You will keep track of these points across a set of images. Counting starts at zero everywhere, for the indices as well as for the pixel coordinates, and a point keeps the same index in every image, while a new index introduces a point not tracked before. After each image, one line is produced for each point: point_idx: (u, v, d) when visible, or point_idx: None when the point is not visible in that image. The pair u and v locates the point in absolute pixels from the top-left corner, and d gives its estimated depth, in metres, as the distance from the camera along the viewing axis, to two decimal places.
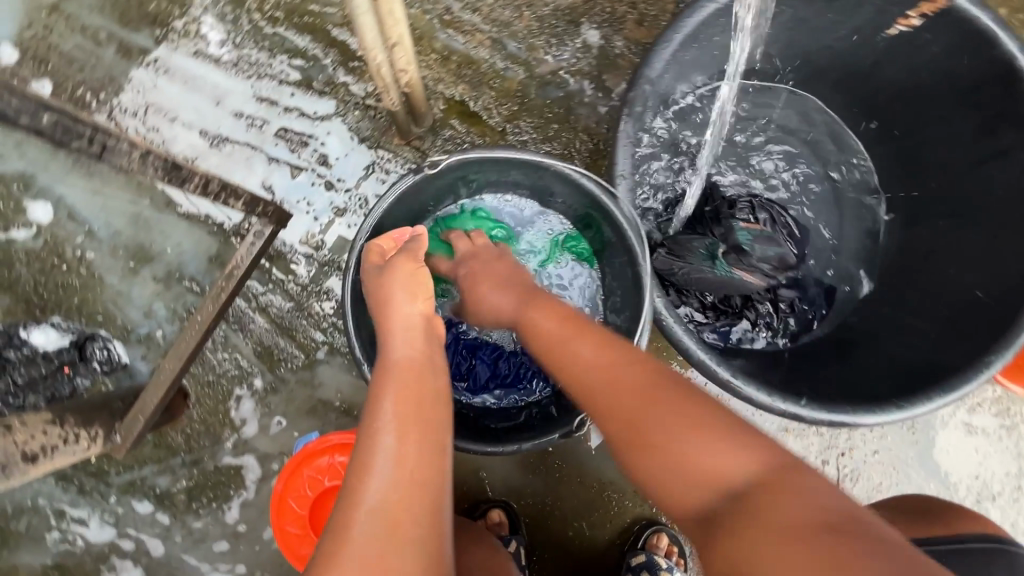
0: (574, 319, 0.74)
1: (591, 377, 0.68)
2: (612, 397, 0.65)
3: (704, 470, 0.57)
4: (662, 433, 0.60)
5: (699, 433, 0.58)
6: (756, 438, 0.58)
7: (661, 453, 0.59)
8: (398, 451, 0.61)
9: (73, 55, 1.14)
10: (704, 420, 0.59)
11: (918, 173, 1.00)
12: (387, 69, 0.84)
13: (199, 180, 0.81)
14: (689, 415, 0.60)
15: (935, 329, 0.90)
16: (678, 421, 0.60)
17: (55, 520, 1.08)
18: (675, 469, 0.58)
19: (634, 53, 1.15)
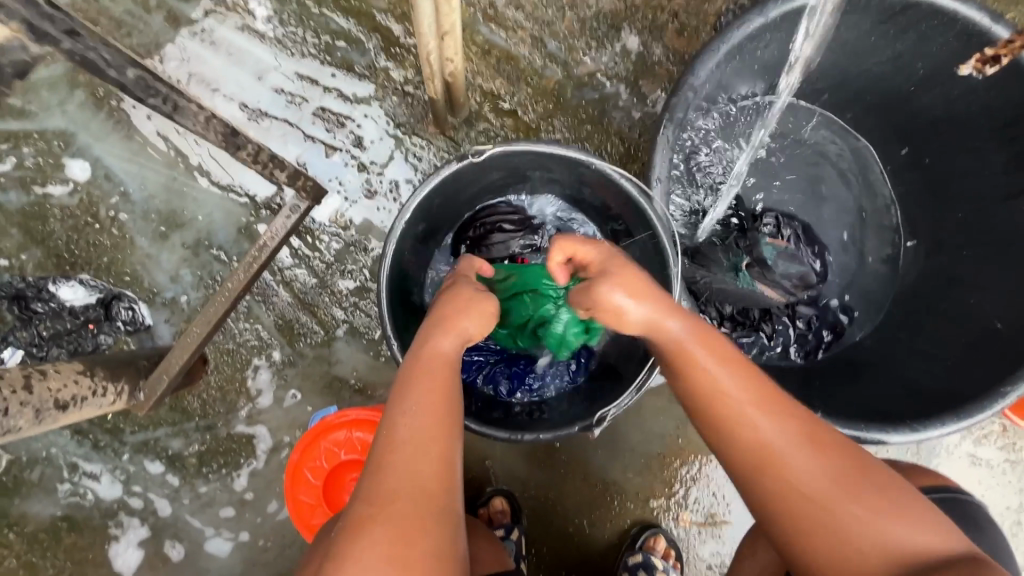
0: (713, 343, 0.63)
1: (740, 414, 0.58)
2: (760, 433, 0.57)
3: (880, 542, 0.51)
4: (823, 484, 0.54)
5: (870, 498, 0.53)
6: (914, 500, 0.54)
7: (833, 522, 0.53)
8: (426, 431, 0.60)
9: (123, 19, 1.16)
10: (867, 480, 0.54)
11: (947, 203, 1.01)
12: (435, 57, 0.86)
13: (251, 149, 0.84)
14: (847, 466, 0.55)
15: (951, 357, 0.91)
16: (845, 484, 0.54)
17: (68, 472, 1.10)
18: (827, 525, 0.53)
19: (672, 62, 1.16)
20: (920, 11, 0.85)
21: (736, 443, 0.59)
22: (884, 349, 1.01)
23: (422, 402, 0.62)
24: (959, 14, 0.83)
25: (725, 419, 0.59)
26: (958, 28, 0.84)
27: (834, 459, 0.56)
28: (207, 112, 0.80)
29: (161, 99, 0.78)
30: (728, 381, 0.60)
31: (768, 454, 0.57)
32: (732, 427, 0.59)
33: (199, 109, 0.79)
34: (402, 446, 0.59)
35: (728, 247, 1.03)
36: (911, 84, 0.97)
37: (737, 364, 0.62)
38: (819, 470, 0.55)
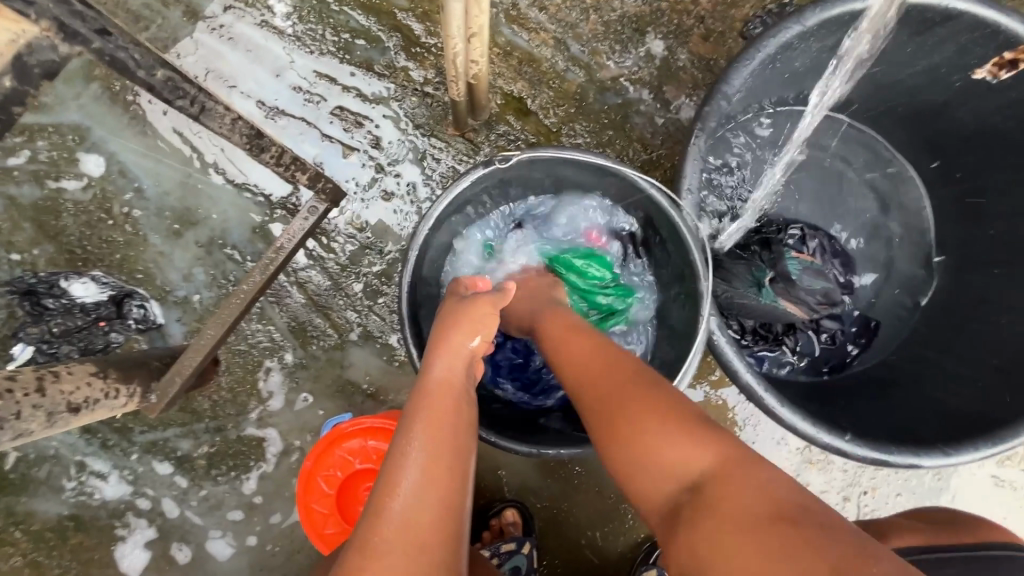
0: (577, 329, 0.74)
1: (571, 369, 0.69)
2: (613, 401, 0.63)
3: (666, 464, 0.56)
4: (627, 417, 0.60)
5: (662, 421, 0.58)
6: (703, 428, 0.56)
7: (633, 445, 0.59)
8: (430, 466, 0.59)
9: (140, 13, 1.14)
10: (667, 408, 0.59)
11: (978, 219, 0.99)
12: (460, 60, 0.84)
13: (277, 151, 0.82)
14: (676, 421, 0.58)
15: (982, 377, 0.89)
16: (641, 410, 0.60)
17: (75, 471, 1.08)
18: (625, 452, 0.59)
19: (697, 68, 1.14)
20: (960, 23, 0.83)
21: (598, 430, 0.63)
22: (911, 368, 0.99)
23: (431, 430, 0.62)
24: (1002, 26, 0.80)
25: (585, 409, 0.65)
26: (1000, 40, 0.82)
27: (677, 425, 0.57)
28: (234, 113, 0.78)
29: (189, 99, 0.74)
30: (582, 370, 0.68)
31: (617, 435, 0.60)
32: (577, 381, 0.68)
33: (227, 111, 0.77)
34: (407, 488, 0.57)
35: (751, 260, 0.97)
36: (945, 96, 0.94)
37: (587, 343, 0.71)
38: (648, 427, 0.58)
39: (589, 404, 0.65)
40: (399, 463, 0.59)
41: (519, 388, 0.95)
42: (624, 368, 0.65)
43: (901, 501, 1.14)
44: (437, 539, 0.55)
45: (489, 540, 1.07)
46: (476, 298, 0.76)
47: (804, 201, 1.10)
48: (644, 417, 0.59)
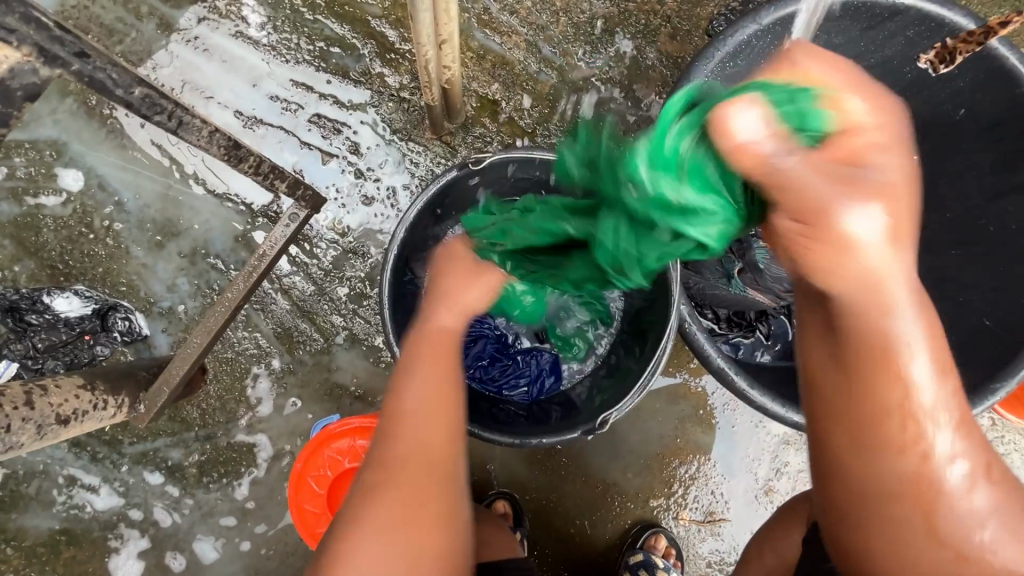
0: (929, 322, 0.53)
1: (897, 387, 0.52)
2: (960, 492, 0.53)
3: (958, 527, 0.53)
4: (939, 461, 0.53)
5: (976, 482, 0.53)
6: (1007, 497, 0.55)
7: (925, 497, 0.54)
8: (426, 410, 0.68)
9: (114, 27, 1.14)
10: (980, 467, 0.54)
11: (936, 203, 1.04)
12: (433, 66, 0.86)
13: (255, 160, 0.80)
14: (1016, 526, 0.54)
15: (942, 353, 0.94)
16: (965, 461, 0.54)
17: (65, 485, 1.08)
18: (911, 502, 0.54)
19: (665, 66, 1.17)
20: (908, 17, 0.88)
21: (914, 498, 0.54)
22: None
23: (413, 403, 0.68)
24: (946, 19, 0.85)
25: (921, 478, 0.53)
26: (944, 33, 0.87)
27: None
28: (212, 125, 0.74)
29: (165, 115, 0.71)
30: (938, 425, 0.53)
31: (945, 529, 0.54)
32: (887, 396, 0.53)
33: (204, 124, 0.74)
34: (405, 425, 0.67)
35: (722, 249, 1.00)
36: (899, 87, 0.99)
37: (940, 373, 0.53)
38: (999, 540, 0.53)
39: (921, 475, 0.53)
40: (392, 447, 0.66)
41: (494, 386, 0.96)
42: (962, 403, 0.54)
43: None
44: (428, 472, 0.65)
45: None
46: (458, 277, 0.75)
47: None
48: (1002, 528, 0.53)
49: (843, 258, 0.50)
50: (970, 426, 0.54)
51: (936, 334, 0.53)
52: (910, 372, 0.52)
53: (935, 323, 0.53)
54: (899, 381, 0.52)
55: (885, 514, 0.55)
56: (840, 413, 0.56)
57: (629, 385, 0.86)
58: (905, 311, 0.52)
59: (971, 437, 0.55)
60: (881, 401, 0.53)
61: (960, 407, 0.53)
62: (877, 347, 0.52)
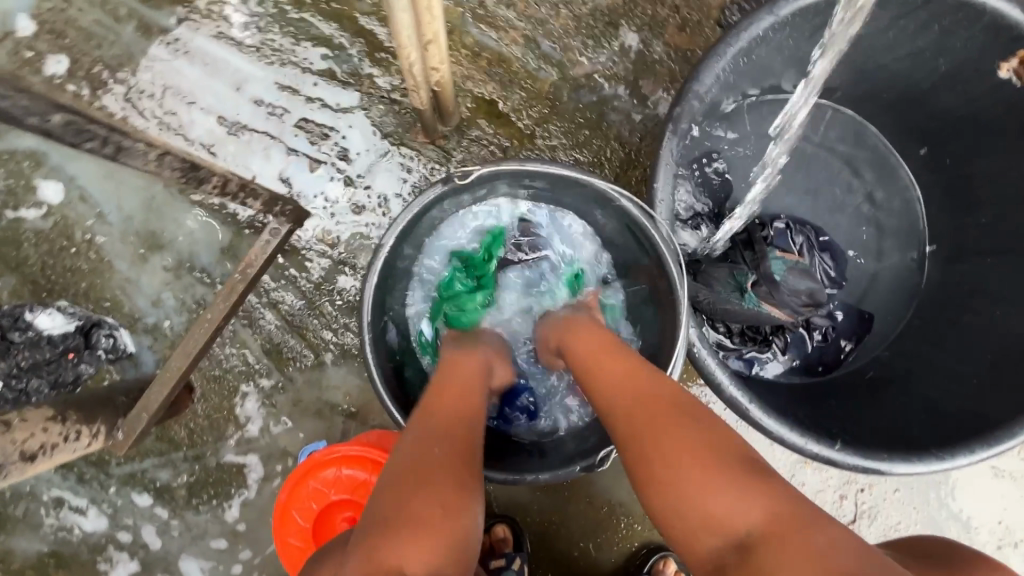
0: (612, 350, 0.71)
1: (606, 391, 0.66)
2: (688, 440, 0.56)
3: (686, 501, 0.53)
4: (651, 431, 0.59)
5: (683, 451, 0.55)
6: (730, 473, 0.53)
7: (653, 474, 0.56)
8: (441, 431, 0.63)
9: (91, 31, 1.09)
10: (676, 436, 0.57)
11: (970, 207, 0.95)
12: (418, 69, 0.80)
13: (217, 180, 0.74)
14: (714, 492, 0.52)
15: (975, 373, 0.86)
16: (666, 439, 0.57)
17: (53, 507, 1.05)
18: (648, 481, 0.57)
19: (674, 60, 1.09)
20: (943, 4, 0.79)
21: (651, 488, 0.56)
22: (904, 364, 0.96)
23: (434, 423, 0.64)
24: (985, 6, 0.77)
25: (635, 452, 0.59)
26: (985, 22, 0.78)
27: (693, 458, 0.55)
28: (159, 149, 0.67)
29: (99, 141, 0.61)
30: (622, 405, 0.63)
31: (674, 501, 0.54)
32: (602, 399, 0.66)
33: (149, 148, 0.66)
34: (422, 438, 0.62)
35: (733, 261, 0.93)
36: (931, 81, 0.90)
37: (641, 382, 0.64)
38: (717, 505, 0.52)
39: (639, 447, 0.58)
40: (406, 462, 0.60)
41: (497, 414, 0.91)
42: (663, 394, 0.62)
43: (898, 497, 1.12)
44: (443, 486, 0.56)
45: (479, 557, 1.04)
46: (491, 340, 0.85)
47: (792, 199, 1.06)
48: (719, 493, 0.52)
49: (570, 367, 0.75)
50: (671, 411, 0.60)
51: (623, 357, 0.69)
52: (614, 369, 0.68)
53: (609, 349, 0.71)
54: (610, 391, 0.65)
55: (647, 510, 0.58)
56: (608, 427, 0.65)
57: None
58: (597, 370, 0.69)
59: (686, 419, 0.58)
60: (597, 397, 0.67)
61: (659, 395, 0.62)
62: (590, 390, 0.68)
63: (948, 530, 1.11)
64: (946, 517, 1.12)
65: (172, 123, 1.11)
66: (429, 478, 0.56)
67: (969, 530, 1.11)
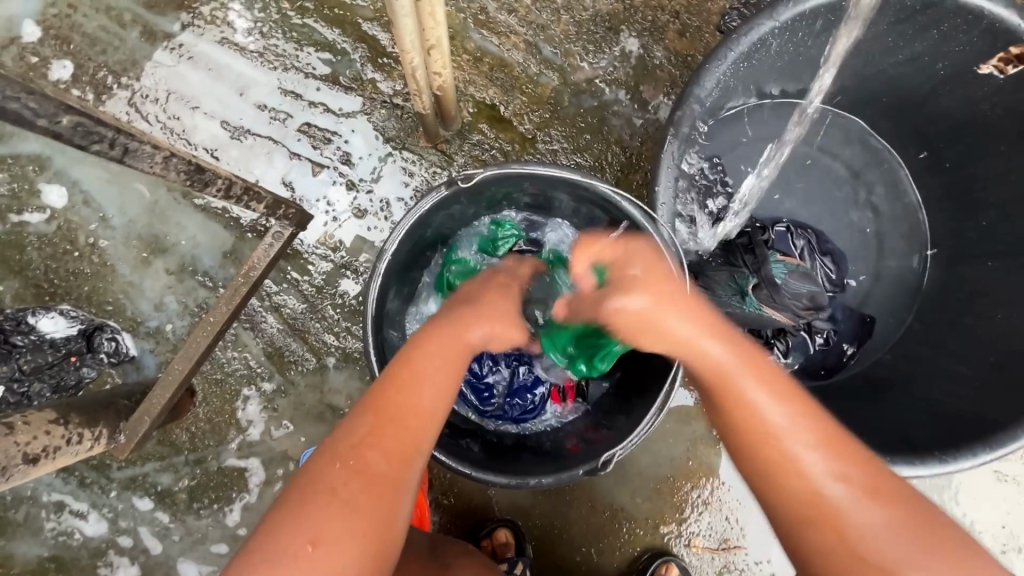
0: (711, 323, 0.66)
1: (716, 373, 0.63)
2: (827, 434, 0.59)
3: (818, 493, 0.57)
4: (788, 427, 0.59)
5: (819, 445, 0.58)
6: (864, 470, 0.58)
7: (786, 468, 0.58)
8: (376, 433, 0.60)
9: (96, 36, 1.10)
10: (815, 428, 0.59)
11: (969, 210, 0.96)
12: (421, 73, 0.81)
13: (223, 183, 0.71)
14: (856, 482, 0.57)
15: (977, 376, 0.87)
16: (806, 434, 0.59)
17: (54, 512, 1.05)
18: (778, 469, 0.58)
19: (674, 65, 1.10)
20: (943, 9, 0.80)
21: (783, 479, 0.58)
22: (905, 367, 0.96)
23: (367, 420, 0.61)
24: (985, 11, 0.77)
25: (785, 470, 0.58)
26: (982, 26, 0.78)
27: (877, 498, 0.56)
28: (166, 149, 0.64)
29: (106, 142, 0.59)
30: (778, 415, 0.59)
31: (806, 492, 0.57)
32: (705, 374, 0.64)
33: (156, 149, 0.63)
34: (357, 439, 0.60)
35: (734, 265, 0.93)
36: (930, 85, 0.91)
37: (760, 368, 0.63)
38: (857, 500, 0.56)
39: (770, 441, 0.59)
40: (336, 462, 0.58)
41: (514, 422, 0.92)
42: (787, 387, 0.61)
43: None
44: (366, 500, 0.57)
45: None
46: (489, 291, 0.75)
47: (792, 203, 1.06)
48: (854, 490, 0.56)
49: (660, 339, 0.68)
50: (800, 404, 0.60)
51: (727, 336, 0.65)
52: (710, 351, 0.64)
53: (713, 323, 0.66)
54: (725, 377, 0.62)
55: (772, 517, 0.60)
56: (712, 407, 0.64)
57: (635, 418, 0.80)
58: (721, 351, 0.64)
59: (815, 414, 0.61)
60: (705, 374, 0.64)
61: (778, 383, 0.62)
62: (713, 374, 0.63)
63: None
64: None
65: (176, 128, 1.11)
66: (315, 498, 0.56)
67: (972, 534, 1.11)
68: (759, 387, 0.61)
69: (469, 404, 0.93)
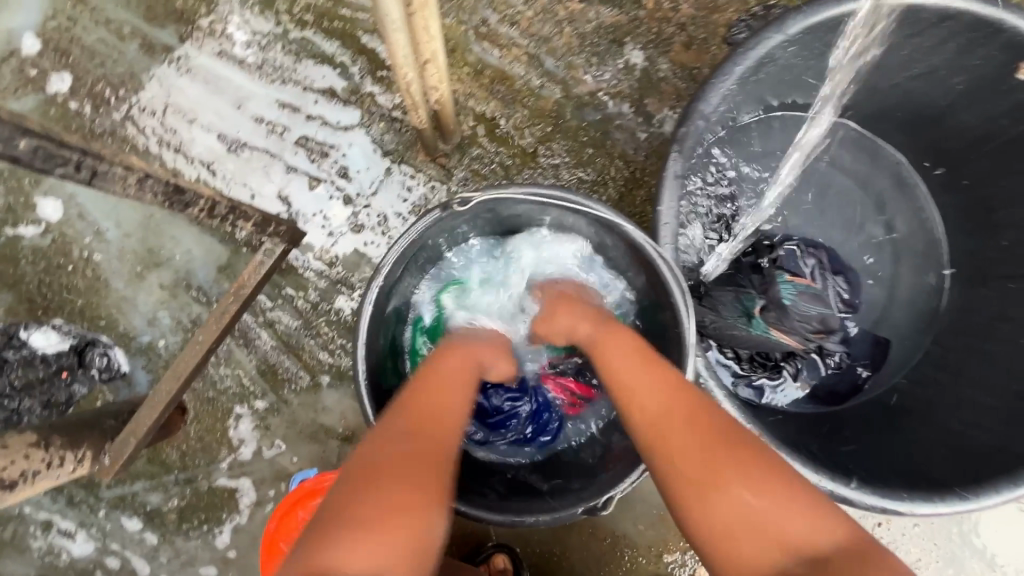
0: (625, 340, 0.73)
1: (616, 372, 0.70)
2: (698, 407, 0.63)
3: (685, 457, 0.59)
4: (655, 408, 0.64)
5: (691, 417, 0.62)
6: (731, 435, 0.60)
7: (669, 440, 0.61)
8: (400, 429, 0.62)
9: (95, 49, 1.09)
10: (689, 404, 0.63)
11: (990, 229, 0.92)
12: (416, 88, 0.79)
13: (206, 204, 0.69)
14: (726, 450, 0.58)
15: (999, 406, 0.82)
16: (676, 408, 0.63)
17: (41, 530, 1.03)
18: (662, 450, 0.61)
19: (679, 78, 1.07)
20: (960, 22, 0.76)
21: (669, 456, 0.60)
22: (922, 393, 0.92)
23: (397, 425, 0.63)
24: (1005, 24, 0.74)
25: (632, 410, 0.66)
26: (1003, 39, 0.75)
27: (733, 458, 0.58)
28: (141, 172, 0.60)
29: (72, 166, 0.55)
30: (624, 367, 0.69)
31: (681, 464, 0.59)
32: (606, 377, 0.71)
33: (129, 172, 0.60)
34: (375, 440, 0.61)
35: (740, 284, 0.90)
36: (947, 100, 0.87)
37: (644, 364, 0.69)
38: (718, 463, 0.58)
39: (651, 423, 0.63)
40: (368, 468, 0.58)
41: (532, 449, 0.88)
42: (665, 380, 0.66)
43: (918, 534, 1.07)
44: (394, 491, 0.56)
45: None
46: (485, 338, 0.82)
47: (803, 222, 1.02)
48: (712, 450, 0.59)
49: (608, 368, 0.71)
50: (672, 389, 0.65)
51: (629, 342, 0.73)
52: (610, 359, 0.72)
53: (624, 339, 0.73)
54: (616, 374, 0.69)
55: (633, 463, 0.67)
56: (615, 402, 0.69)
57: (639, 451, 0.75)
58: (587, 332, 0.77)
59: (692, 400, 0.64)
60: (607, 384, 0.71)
61: (655, 375, 0.67)
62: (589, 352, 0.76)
63: (970, 567, 1.06)
64: (968, 554, 1.06)
65: (173, 141, 1.10)
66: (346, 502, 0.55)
67: (993, 567, 1.06)
68: (612, 347, 0.72)
69: (479, 440, 0.89)
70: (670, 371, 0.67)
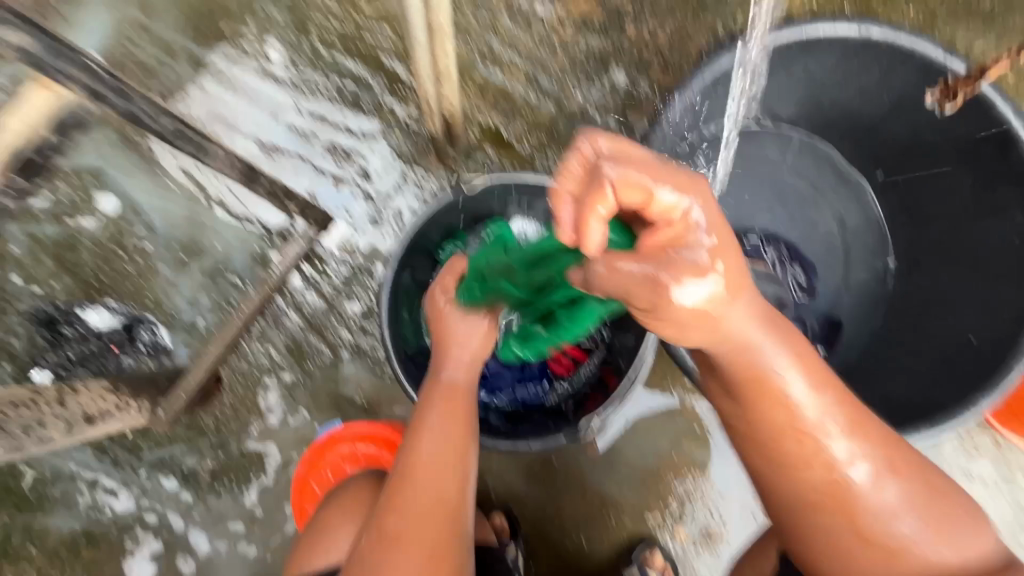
0: (799, 356, 0.59)
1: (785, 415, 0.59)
2: (876, 448, 0.61)
3: (864, 509, 0.61)
4: (841, 465, 0.60)
5: (879, 470, 0.61)
6: (907, 474, 0.62)
7: (848, 496, 0.61)
8: (437, 459, 0.71)
9: (152, 66, 1.26)
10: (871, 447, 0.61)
11: (923, 222, 1.07)
12: (433, 98, 0.94)
13: None
14: (907, 494, 0.61)
15: (928, 371, 0.96)
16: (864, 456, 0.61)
17: (88, 488, 1.15)
18: (842, 500, 0.61)
19: (657, 95, 1.24)
20: (880, 48, 0.92)
21: (846, 511, 0.61)
22: (868, 365, 1.06)
23: (429, 454, 0.70)
24: (915, 49, 0.89)
25: (813, 462, 0.60)
26: (915, 62, 0.91)
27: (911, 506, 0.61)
28: None
29: None
30: (811, 405, 0.59)
31: (864, 519, 0.61)
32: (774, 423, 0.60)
33: None
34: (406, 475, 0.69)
35: None
36: (879, 113, 1.04)
37: (826, 392, 0.60)
38: (899, 511, 0.61)
39: (835, 484, 0.61)
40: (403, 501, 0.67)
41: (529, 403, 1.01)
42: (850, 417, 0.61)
43: None
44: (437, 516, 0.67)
45: None
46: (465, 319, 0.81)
47: (763, 218, 1.18)
48: (894, 495, 0.61)
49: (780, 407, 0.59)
50: (861, 429, 0.61)
51: (810, 356, 0.60)
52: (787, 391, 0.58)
53: (800, 347, 0.59)
54: (792, 419, 0.59)
55: (785, 504, 0.64)
56: (776, 442, 0.61)
57: (618, 391, 0.88)
58: (765, 343, 0.56)
59: (873, 438, 0.61)
60: (774, 426, 0.60)
61: (846, 413, 0.60)
62: (748, 374, 0.58)
63: None
64: None
65: None
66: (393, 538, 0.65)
67: None
68: (795, 376, 0.58)
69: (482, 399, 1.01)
70: (850, 405, 0.61)
